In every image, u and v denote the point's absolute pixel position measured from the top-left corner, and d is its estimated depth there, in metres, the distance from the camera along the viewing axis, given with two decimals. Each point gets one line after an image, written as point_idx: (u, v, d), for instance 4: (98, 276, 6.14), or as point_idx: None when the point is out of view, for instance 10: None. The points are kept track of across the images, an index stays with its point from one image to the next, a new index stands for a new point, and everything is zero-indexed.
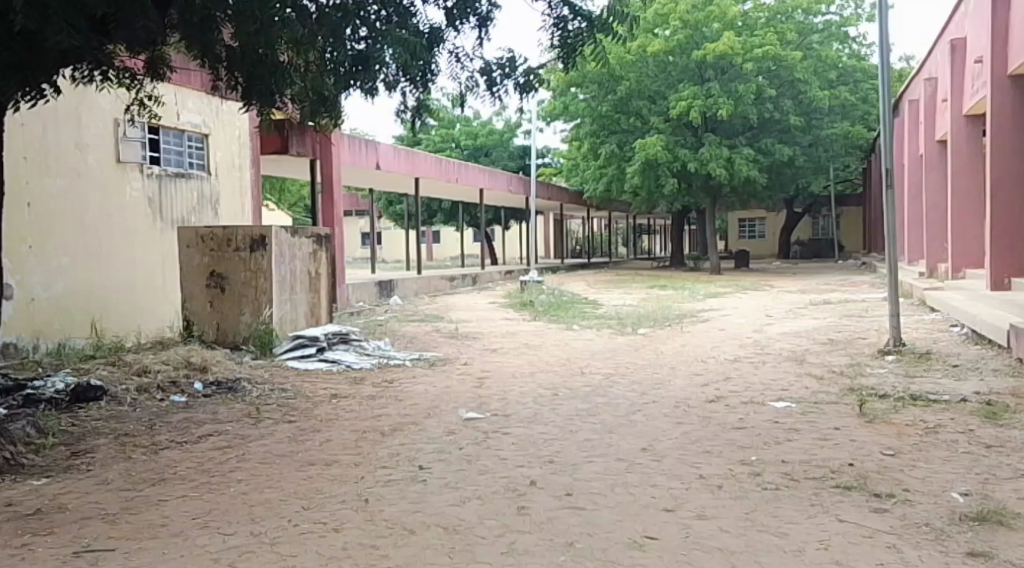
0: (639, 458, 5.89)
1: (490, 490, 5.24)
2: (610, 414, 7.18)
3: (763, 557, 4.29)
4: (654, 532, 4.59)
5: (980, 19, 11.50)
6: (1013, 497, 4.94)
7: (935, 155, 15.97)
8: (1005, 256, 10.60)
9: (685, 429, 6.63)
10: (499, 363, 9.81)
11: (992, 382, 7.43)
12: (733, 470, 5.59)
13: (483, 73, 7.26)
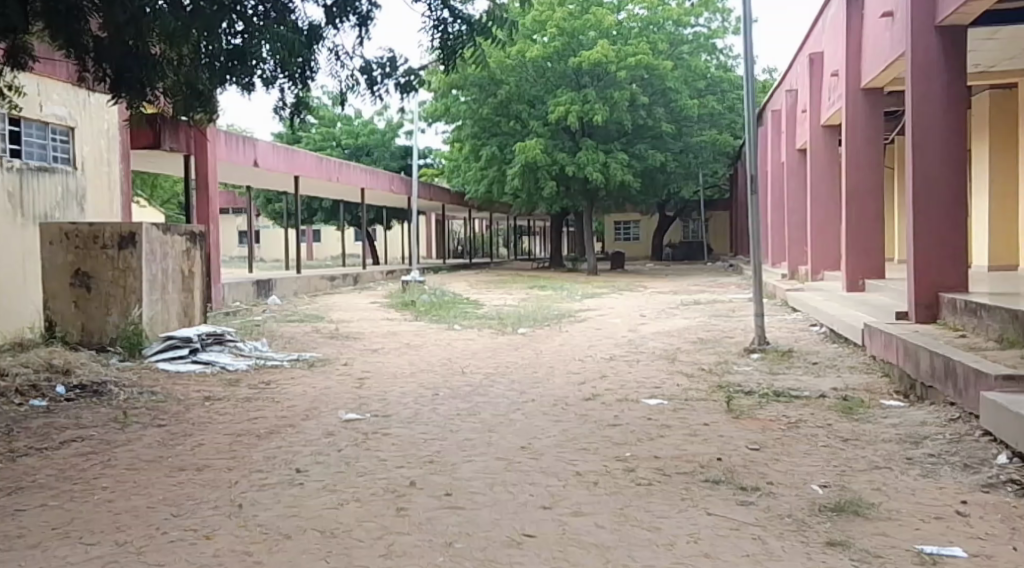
0: (517, 456, 5.99)
1: (369, 493, 5.24)
2: (489, 414, 7.26)
3: (636, 552, 4.43)
4: (531, 530, 4.68)
5: (835, 33, 12.24)
6: (867, 488, 5.25)
7: (796, 163, 16.76)
8: (860, 261, 11.16)
9: (563, 427, 6.76)
10: (379, 363, 9.77)
11: (849, 378, 7.87)
12: (608, 466, 5.75)
13: (363, 72, 7.22)
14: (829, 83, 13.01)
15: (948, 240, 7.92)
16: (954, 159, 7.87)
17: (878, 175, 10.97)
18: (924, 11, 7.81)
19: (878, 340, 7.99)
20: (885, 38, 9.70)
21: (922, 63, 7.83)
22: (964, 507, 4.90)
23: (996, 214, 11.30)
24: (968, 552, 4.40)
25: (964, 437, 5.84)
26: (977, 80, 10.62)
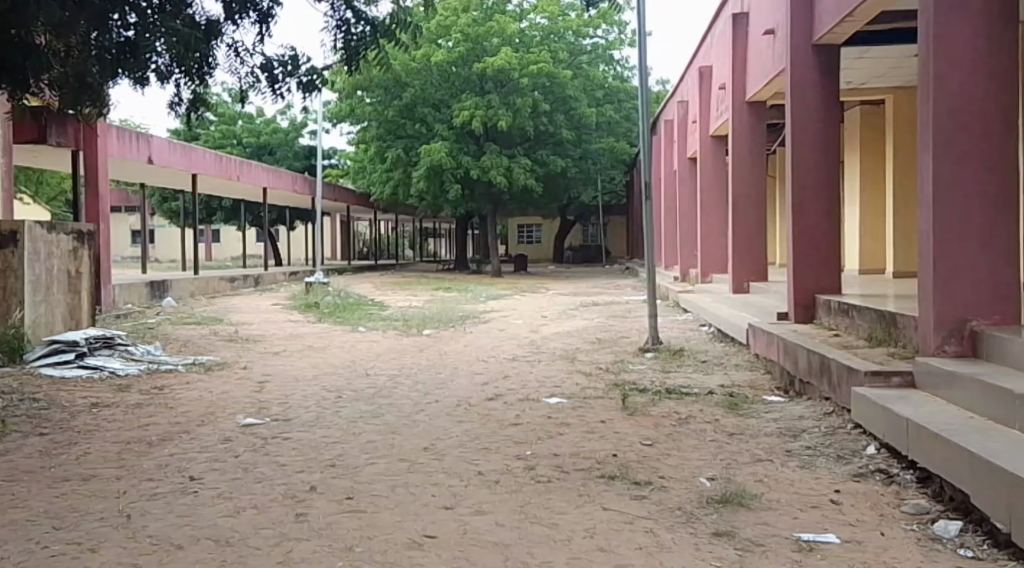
0: (419, 457, 6.13)
1: (266, 499, 5.30)
2: (392, 415, 7.38)
3: (534, 548, 4.59)
4: (432, 531, 4.81)
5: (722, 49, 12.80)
6: (750, 480, 5.55)
7: (687, 171, 17.37)
8: (743, 264, 11.70)
9: (465, 427, 6.93)
10: (279, 366, 9.75)
11: (735, 375, 8.27)
12: (509, 465, 5.94)
13: (263, 70, 7.26)
14: (716, 95, 13.58)
15: (820, 246, 8.40)
16: (826, 169, 8.34)
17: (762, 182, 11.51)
18: (801, 29, 8.30)
19: (761, 339, 8.41)
20: (767, 55, 10.21)
21: (797, 77, 8.34)
22: (838, 496, 5.19)
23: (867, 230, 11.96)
24: (841, 538, 4.64)
25: (837, 430, 6.23)
26: (850, 96, 11.24)
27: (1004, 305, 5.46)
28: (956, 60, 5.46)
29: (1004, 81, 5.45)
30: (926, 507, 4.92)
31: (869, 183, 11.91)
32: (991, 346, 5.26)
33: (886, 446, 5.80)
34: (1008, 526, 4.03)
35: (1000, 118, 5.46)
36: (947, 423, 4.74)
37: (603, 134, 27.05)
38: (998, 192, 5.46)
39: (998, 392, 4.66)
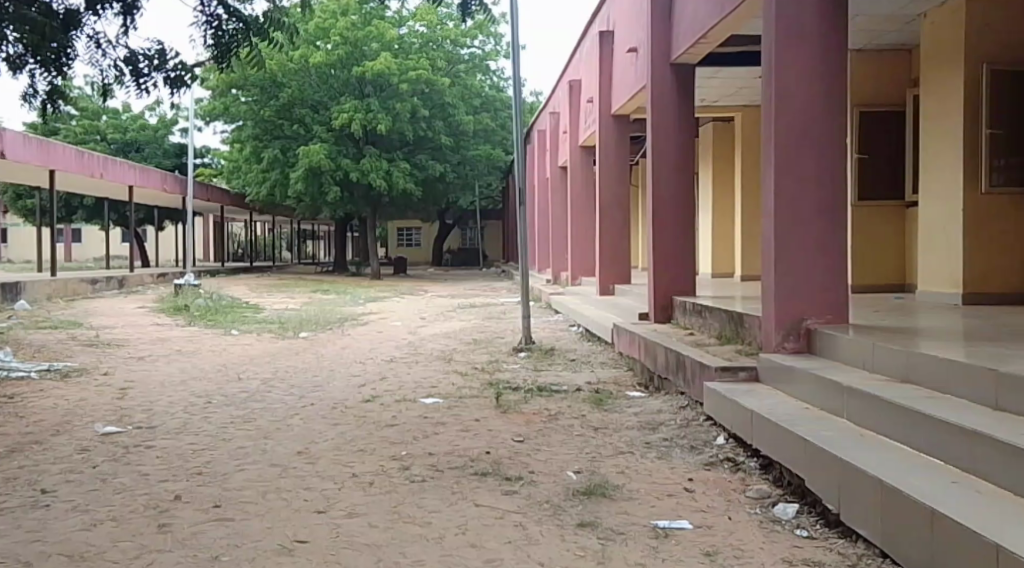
0: (292, 462, 6.22)
1: (127, 510, 5.24)
2: (265, 420, 7.45)
3: (406, 548, 4.63)
4: (303, 536, 4.80)
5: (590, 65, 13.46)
6: (613, 471, 5.84)
7: (559, 179, 17.99)
8: (610, 267, 12.26)
9: (340, 430, 7.08)
10: (144, 371, 9.66)
11: (601, 373, 8.72)
12: (384, 466, 6.11)
13: (128, 63, 7.15)
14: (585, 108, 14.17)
15: (679, 251, 8.93)
16: (684, 180, 8.86)
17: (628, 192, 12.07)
18: (659, 47, 8.86)
19: (625, 338, 8.86)
20: (630, 71, 10.80)
21: (657, 93, 8.87)
22: (691, 484, 5.49)
23: (719, 235, 12.63)
24: (694, 523, 4.82)
25: (691, 422, 6.70)
26: (702, 113, 11.91)
27: (836, 307, 6.01)
28: (794, 82, 6.01)
29: (836, 103, 6.02)
30: (767, 491, 5.21)
31: (720, 193, 12.61)
32: (823, 343, 5.78)
33: (734, 437, 6.26)
34: (838, 505, 4.35)
35: (834, 129, 6.02)
36: (788, 417, 5.14)
37: (481, 141, 27.47)
38: (830, 194, 6.02)
39: (833, 386, 5.08)
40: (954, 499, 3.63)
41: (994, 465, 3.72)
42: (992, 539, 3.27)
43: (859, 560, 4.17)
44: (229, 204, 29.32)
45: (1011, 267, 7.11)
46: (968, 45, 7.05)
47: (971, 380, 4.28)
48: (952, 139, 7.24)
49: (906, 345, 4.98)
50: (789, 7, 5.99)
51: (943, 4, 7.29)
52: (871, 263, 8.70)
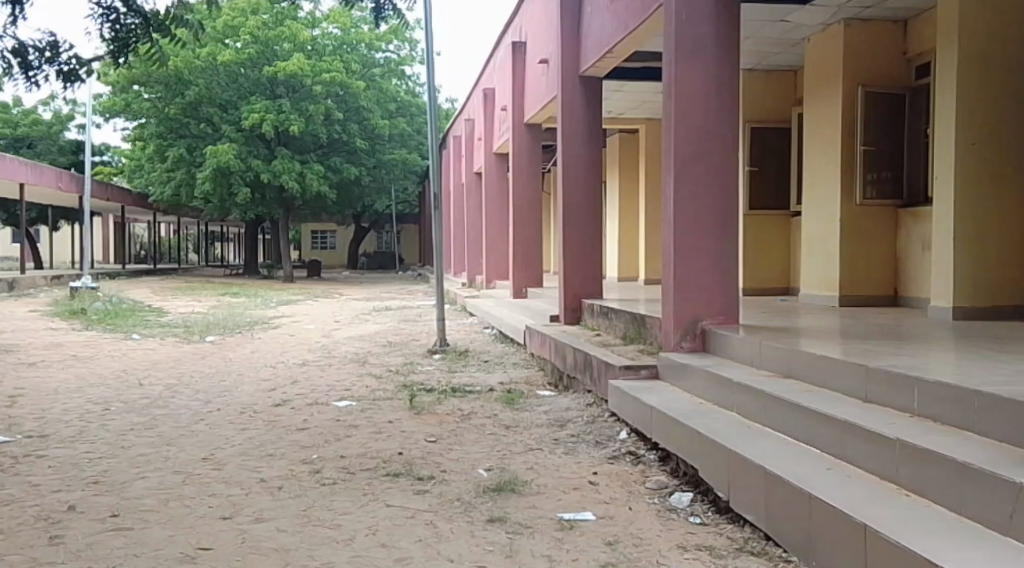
0: (197, 468, 6.09)
1: (19, 522, 5.05)
2: (168, 426, 7.35)
3: (315, 550, 4.61)
4: (206, 544, 4.71)
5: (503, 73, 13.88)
6: (523, 468, 6.01)
7: (473, 184, 18.25)
8: (523, 270, 12.55)
9: (248, 434, 7.02)
10: (40, 379, 9.48)
11: (514, 374, 9.01)
12: (293, 470, 6.02)
13: (14, 56, 5.69)
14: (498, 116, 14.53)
15: (587, 256, 9.27)
16: (592, 187, 9.22)
17: (540, 198, 12.43)
18: (569, 58, 9.23)
19: (535, 339, 9.21)
20: (541, 81, 11.17)
21: (567, 103, 9.21)
22: (595, 478, 5.73)
23: (624, 241, 13.05)
24: (597, 514, 5.03)
25: (597, 418, 7.06)
26: (609, 124, 12.32)
27: (728, 307, 6.43)
28: (691, 97, 6.39)
29: (730, 117, 6.43)
30: (665, 482, 5.53)
31: (625, 200, 13.05)
32: (716, 342, 6.19)
33: (636, 431, 6.61)
34: (728, 492, 4.67)
35: (724, 146, 6.42)
36: (685, 411, 5.48)
37: (396, 145, 27.56)
38: (719, 205, 6.42)
39: (725, 382, 5.43)
40: (829, 485, 3.94)
41: (865, 453, 4.06)
42: (859, 519, 3.58)
43: (745, 543, 4.43)
44: (131, 204, 28.59)
45: (881, 273, 7.67)
46: (846, 68, 7.56)
47: (847, 376, 4.65)
48: (833, 154, 7.75)
49: (791, 344, 5.37)
50: (688, 26, 6.36)
51: (824, 30, 7.78)
52: (760, 268, 9.18)
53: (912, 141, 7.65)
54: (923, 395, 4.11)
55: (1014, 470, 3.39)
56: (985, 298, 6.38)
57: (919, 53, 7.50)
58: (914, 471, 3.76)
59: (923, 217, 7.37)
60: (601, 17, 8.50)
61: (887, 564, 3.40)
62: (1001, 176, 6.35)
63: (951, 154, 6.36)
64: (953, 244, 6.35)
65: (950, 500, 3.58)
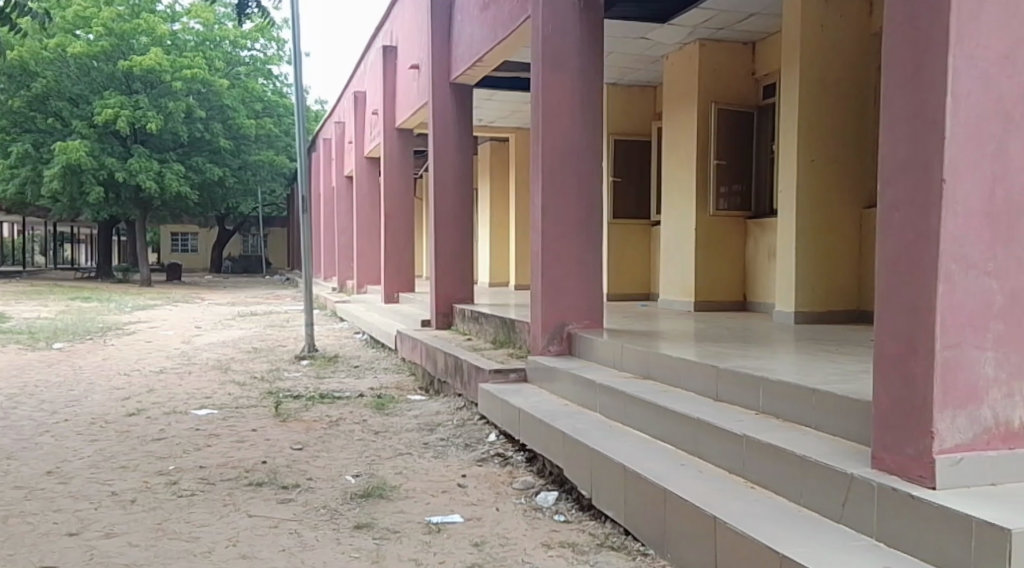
0: (42, 483, 5.86)
1: None
2: (10, 439, 7.04)
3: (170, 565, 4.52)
4: (50, 562, 4.56)
5: (373, 78, 13.91)
6: (391, 473, 6.05)
7: (344, 188, 18.17)
8: (394, 275, 12.59)
9: (98, 446, 6.79)
10: None
11: (384, 379, 9.05)
12: (147, 482, 5.85)
13: None
14: (369, 120, 14.52)
15: (459, 261, 9.41)
16: (462, 194, 9.38)
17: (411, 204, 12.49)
18: (440, 65, 9.34)
19: (407, 344, 9.28)
20: (412, 87, 11.27)
21: (439, 110, 9.33)
22: (463, 480, 5.85)
23: (496, 247, 13.27)
24: (464, 517, 5.14)
25: (467, 422, 7.21)
26: (479, 132, 12.52)
27: (593, 311, 6.68)
28: (559, 107, 6.62)
29: (594, 128, 6.70)
30: (531, 482, 5.71)
31: (495, 207, 13.27)
32: (581, 344, 6.43)
33: (503, 433, 6.79)
34: (591, 490, 4.88)
35: (590, 153, 6.68)
36: (550, 413, 5.68)
37: (262, 147, 27.11)
38: (585, 210, 6.68)
39: (589, 384, 5.66)
40: (683, 481, 4.18)
41: (716, 448, 4.34)
42: (711, 512, 3.82)
43: (606, 538, 4.64)
44: None
45: (732, 279, 8.12)
46: (702, 85, 7.94)
47: (700, 375, 4.94)
48: (690, 166, 8.13)
49: (649, 346, 5.64)
50: (554, 41, 6.58)
51: (681, 49, 8.16)
52: (623, 274, 9.53)
53: (758, 156, 8.13)
54: (768, 393, 4.42)
55: (845, 460, 3.68)
56: (822, 303, 6.84)
57: (766, 74, 7.97)
58: (761, 466, 4.03)
59: (768, 227, 7.84)
60: (471, 26, 8.67)
61: (735, 553, 3.64)
62: (838, 190, 6.83)
63: (793, 167, 6.78)
64: (794, 252, 6.78)
65: (791, 491, 3.86)
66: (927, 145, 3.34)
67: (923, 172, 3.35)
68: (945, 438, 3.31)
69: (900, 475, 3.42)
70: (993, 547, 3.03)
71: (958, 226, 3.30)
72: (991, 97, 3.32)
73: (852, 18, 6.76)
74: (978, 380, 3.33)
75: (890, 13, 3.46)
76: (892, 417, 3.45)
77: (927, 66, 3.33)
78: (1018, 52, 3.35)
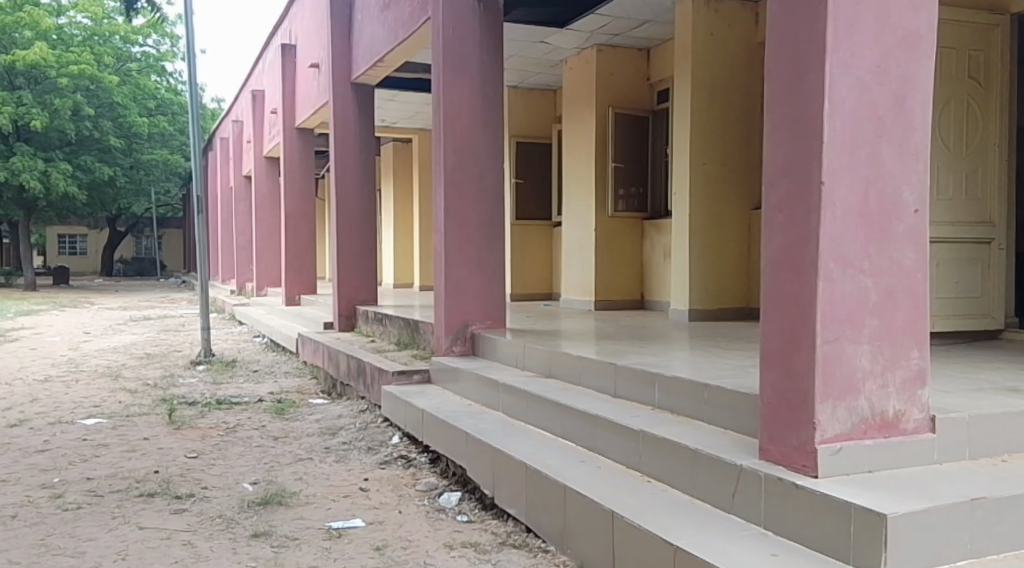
0: None
1: None
2: None
3: None
4: None
5: (272, 77, 13.69)
6: (290, 479, 5.99)
7: (243, 188, 17.85)
8: (295, 277, 12.42)
9: None
10: None
11: (284, 383, 8.94)
12: (29, 497, 5.65)
13: None
14: (268, 119, 14.29)
15: (361, 262, 9.38)
16: (363, 196, 9.33)
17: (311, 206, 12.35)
18: (339, 64, 9.27)
19: (309, 347, 9.19)
20: (311, 86, 11.15)
21: (339, 111, 9.27)
22: (366, 484, 5.84)
23: (400, 247, 13.23)
24: (366, 521, 5.14)
25: (370, 425, 7.19)
26: (381, 133, 12.48)
27: (496, 312, 6.75)
28: (459, 109, 6.66)
29: (494, 130, 6.77)
30: (435, 483, 5.75)
31: (399, 207, 13.23)
32: (484, 345, 6.51)
33: (407, 435, 6.81)
34: (493, 489, 4.95)
35: (490, 155, 6.75)
36: (453, 414, 5.72)
37: (155, 145, 26.39)
38: (487, 212, 6.75)
39: (492, 384, 5.73)
40: (584, 476, 4.30)
41: (613, 444, 4.46)
42: (608, 507, 3.92)
43: (508, 536, 4.72)
44: None
45: (630, 279, 8.32)
46: (600, 90, 8.11)
47: (599, 373, 5.06)
48: (588, 168, 8.29)
49: (551, 345, 5.75)
50: (454, 43, 6.64)
51: (579, 54, 8.31)
52: (525, 275, 9.65)
53: (653, 159, 8.35)
54: (663, 390, 4.56)
55: (734, 452, 3.83)
56: (715, 302, 7.07)
57: (660, 80, 8.19)
58: (656, 460, 4.17)
59: (664, 228, 8.07)
60: (371, 27, 8.65)
61: (632, 546, 3.74)
62: (728, 192, 7.08)
63: (687, 169, 6.98)
64: (688, 252, 6.99)
65: (685, 484, 4.00)
66: (806, 148, 3.51)
67: (805, 174, 3.52)
68: (826, 428, 3.48)
69: (785, 464, 3.59)
70: (871, 530, 3.21)
71: (836, 225, 3.48)
72: (865, 104, 3.50)
73: (740, 27, 7.02)
74: (856, 372, 3.51)
75: (773, 21, 3.63)
76: (778, 409, 3.62)
77: (807, 74, 3.50)
78: (890, 61, 3.54)
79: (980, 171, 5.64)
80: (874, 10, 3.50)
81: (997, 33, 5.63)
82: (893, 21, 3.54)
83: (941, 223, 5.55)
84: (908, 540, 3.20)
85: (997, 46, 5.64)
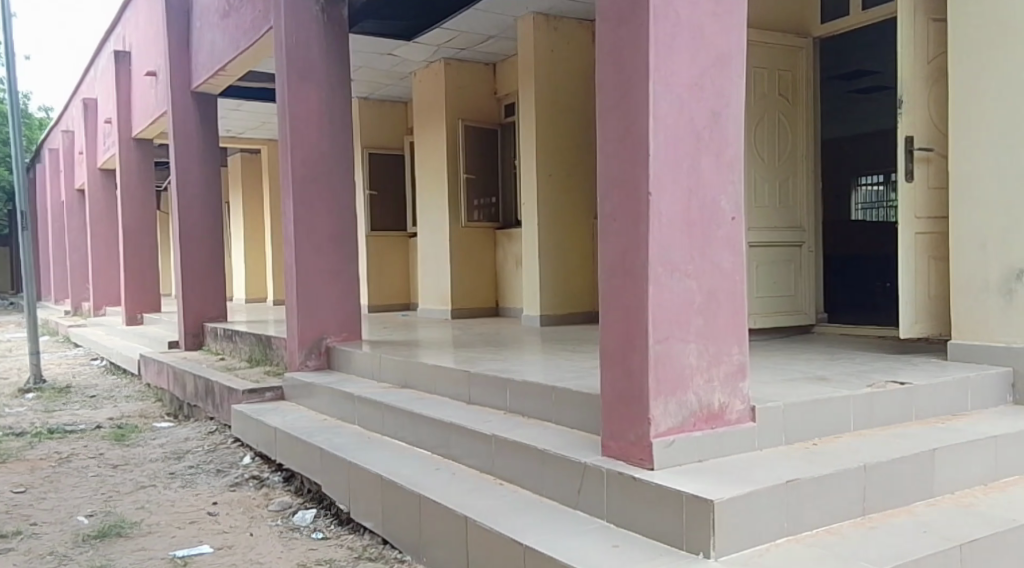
0: None
1: None
2: None
3: None
4: None
5: (105, 86, 13.15)
6: (130, 508, 5.79)
7: (75, 203, 17.01)
8: (136, 296, 11.94)
9: None
10: None
11: (125, 408, 8.60)
12: None
13: None
14: (102, 130, 13.71)
15: (209, 278, 9.15)
16: (206, 211, 9.12)
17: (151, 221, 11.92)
18: (178, 75, 9.04)
19: (152, 369, 8.88)
20: (149, 96, 10.80)
21: (179, 124, 9.04)
22: (214, 507, 5.72)
23: (251, 261, 12.96)
24: (213, 546, 5.03)
25: (218, 447, 7.03)
26: (227, 143, 12.18)
27: (350, 324, 6.76)
28: (303, 121, 6.62)
29: (341, 143, 6.78)
30: (288, 502, 5.68)
31: (247, 221, 12.96)
32: (339, 357, 6.49)
33: (258, 454, 6.69)
34: (348, 503, 4.96)
35: (337, 168, 6.75)
36: (307, 430, 5.69)
37: None
38: (336, 225, 6.74)
39: (346, 396, 5.73)
40: (437, 484, 4.37)
41: (465, 451, 4.56)
42: (462, 513, 4.01)
43: (363, 550, 4.73)
44: None
45: (483, 288, 8.46)
46: (448, 103, 8.22)
47: (454, 381, 5.15)
48: (438, 180, 8.39)
49: (406, 356, 5.81)
50: (297, 55, 6.61)
51: (427, 67, 8.40)
52: (381, 286, 9.63)
53: (502, 170, 8.54)
54: (513, 393, 4.70)
55: (579, 451, 3.99)
56: (564, 307, 7.31)
57: (506, 94, 8.40)
58: (507, 464, 4.29)
59: (515, 238, 8.27)
60: (211, 36, 8.49)
61: (484, 551, 3.84)
62: (575, 200, 7.33)
63: (533, 180, 7.17)
64: (538, 260, 7.18)
65: (534, 485, 4.13)
66: (636, 162, 3.72)
67: (635, 187, 3.73)
68: (659, 423, 3.69)
69: (624, 459, 3.78)
70: (701, 518, 3.43)
71: (663, 232, 3.70)
72: (685, 118, 3.74)
73: (576, 43, 7.30)
74: (684, 369, 3.74)
75: (602, 39, 3.82)
76: (616, 408, 3.80)
77: (634, 91, 3.72)
78: (707, 79, 3.80)
79: (792, 181, 6.08)
80: (692, 31, 3.75)
81: (802, 54, 6.09)
82: (709, 42, 3.79)
83: (763, 230, 5.94)
84: (731, 523, 3.44)
85: (806, 66, 6.10)
